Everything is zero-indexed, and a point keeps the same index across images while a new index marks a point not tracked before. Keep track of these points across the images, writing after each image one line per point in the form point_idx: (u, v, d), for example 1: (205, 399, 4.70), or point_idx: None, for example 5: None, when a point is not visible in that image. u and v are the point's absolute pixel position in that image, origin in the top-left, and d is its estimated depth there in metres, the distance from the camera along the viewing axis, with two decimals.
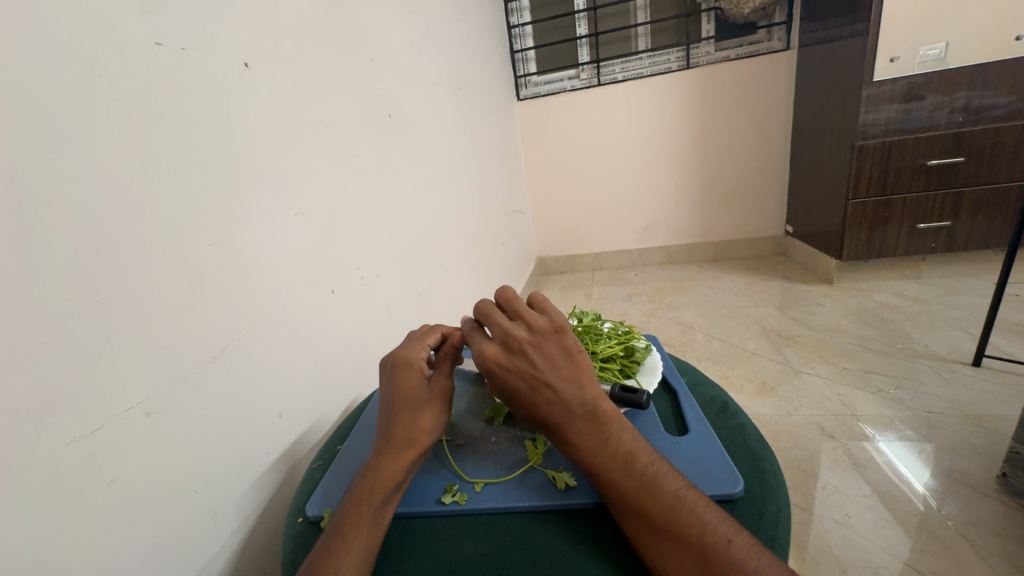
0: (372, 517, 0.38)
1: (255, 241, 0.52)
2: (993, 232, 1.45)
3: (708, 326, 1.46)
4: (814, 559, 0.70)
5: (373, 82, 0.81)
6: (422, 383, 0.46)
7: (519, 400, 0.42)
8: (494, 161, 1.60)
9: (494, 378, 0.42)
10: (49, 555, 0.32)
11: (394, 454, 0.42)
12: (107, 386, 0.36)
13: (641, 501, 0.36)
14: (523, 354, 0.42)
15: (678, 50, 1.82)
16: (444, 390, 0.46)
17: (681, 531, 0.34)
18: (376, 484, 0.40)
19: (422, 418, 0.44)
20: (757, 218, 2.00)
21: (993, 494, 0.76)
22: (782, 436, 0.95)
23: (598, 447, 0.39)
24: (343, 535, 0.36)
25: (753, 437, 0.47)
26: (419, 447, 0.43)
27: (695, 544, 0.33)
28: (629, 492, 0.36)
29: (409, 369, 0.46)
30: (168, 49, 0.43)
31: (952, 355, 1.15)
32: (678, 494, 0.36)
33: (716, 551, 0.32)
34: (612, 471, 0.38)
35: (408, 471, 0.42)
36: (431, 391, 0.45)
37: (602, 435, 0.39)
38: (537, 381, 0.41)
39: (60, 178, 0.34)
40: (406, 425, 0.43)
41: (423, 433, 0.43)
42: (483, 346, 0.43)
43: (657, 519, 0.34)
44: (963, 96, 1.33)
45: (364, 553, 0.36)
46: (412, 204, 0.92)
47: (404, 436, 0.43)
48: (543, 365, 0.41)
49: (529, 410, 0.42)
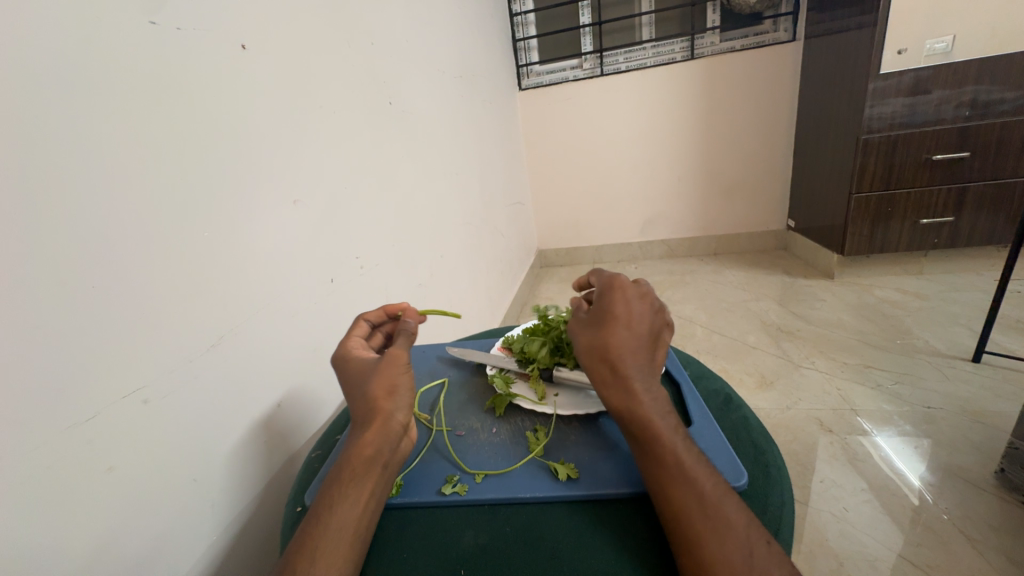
0: (357, 498, 0.38)
1: (254, 226, 0.51)
2: (996, 228, 1.44)
3: (707, 320, 1.46)
4: (811, 552, 0.70)
5: (372, 68, 0.79)
6: (371, 359, 0.45)
7: (609, 322, 0.43)
8: (495, 151, 1.58)
9: (607, 300, 0.45)
10: (46, 543, 0.31)
11: (362, 429, 0.40)
12: (106, 371, 0.35)
13: (695, 479, 0.35)
14: (648, 305, 0.45)
15: (683, 40, 1.79)
16: (398, 358, 0.44)
17: (728, 517, 0.33)
18: (349, 462, 0.39)
19: (378, 383, 0.42)
20: (758, 212, 1.99)
21: (990, 489, 0.77)
22: (781, 429, 0.95)
23: (647, 402, 0.39)
24: (318, 517, 0.36)
25: (757, 431, 0.47)
26: (383, 412, 0.41)
27: (738, 532, 0.33)
28: (686, 464, 0.36)
29: (351, 357, 0.46)
30: (162, 27, 0.42)
31: (952, 351, 1.15)
32: (723, 486, 0.36)
33: (757, 549, 0.32)
34: (673, 442, 0.37)
35: (381, 441, 0.40)
36: (379, 360, 0.44)
37: (660, 404, 0.40)
38: (636, 325, 0.43)
39: (55, 159, 0.33)
40: (363, 399, 0.42)
41: (383, 398, 0.41)
42: (622, 279, 0.47)
43: (709, 502, 0.34)
44: (970, 90, 1.32)
45: (344, 533, 0.36)
46: (412, 193, 0.91)
47: (365, 408, 0.41)
48: (649, 320, 0.44)
49: (610, 335, 0.42)
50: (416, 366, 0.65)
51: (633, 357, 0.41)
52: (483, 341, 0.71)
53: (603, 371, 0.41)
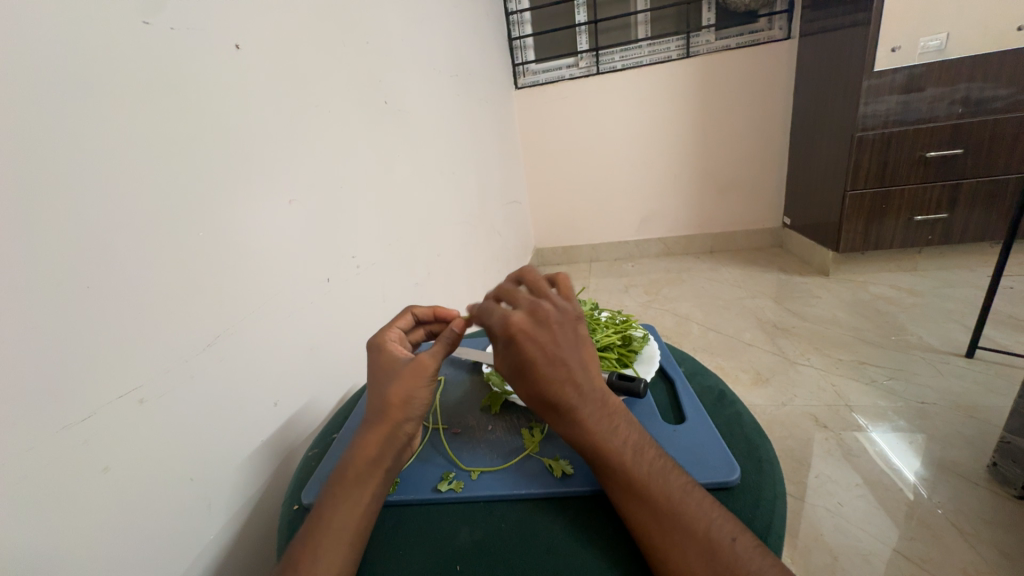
0: (355, 497, 0.38)
1: (250, 226, 0.51)
2: (990, 225, 1.45)
3: (704, 317, 1.47)
4: (806, 547, 0.71)
5: (367, 67, 0.79)
6: (400, 359, 0.44)
7: (529, 373, 0.39)
8: (491, 150, 1.58)
9: (511, 350, 0.40)
10: (42, 544, 0.31)
11: (370, 431, 0.40)
12: (101, 372, 0.36)
13: (653, 491, 0.35)
14: (548, 325, 0.41)
15: (678, 38, 1.80)
16: (425, 367, 0.42)
17: (689, 523, 0.33)
18: (353, 464, 0.39)
19: (398, 388, 0.41)
20: (754, 210, 1.99)
21: (983, 483, 0.77)
22: (777, 426, 0.96)
23: (604, 427, 0.38)
24: (320, 518, 0.36)
25: (751, 426, 0.48)
26: (393, 420, 0.41)
27: (700, 537, 0.33)
28: (634, 475, 0.36)
29: (385, 350, 0.46)
30: (157, 28, 0.42)
31: (946, 347, 1.15)
32: (686, 489, 0.36)
33: (722, 546, 0.32)
34: (620, 452, 0.37)
35: (387, 447, 0.40)
36: (407, 363, 0.42)
37: (610, 422, 0.39)
38: (555, 356, 0.40)
39: (49, 158, 0.33)
40: (378, 400, 0.42)
41: (397, 406, 0.41)
42: (506, 315, 0.41)
43: (663, 509, 0.34)
44: (963, 87, 1.33)
45: (345, 533, 0.36)
46: (408, 192, 0.91)
47: (377, 410, 0.41)
48: (558, 339, 0.41)
49: (543, 384, 0.39)
50: None
51: (575, 393, 0.39)
52: (479, 340, 0.71)
53: (555, 419, 0.40)
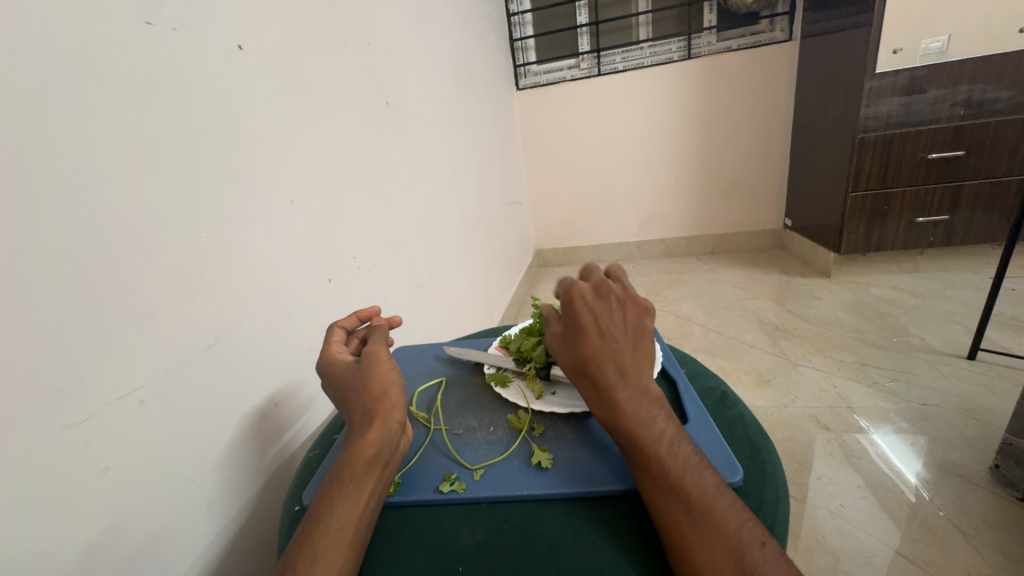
0: (351, 496, 0.37)
1: (250, 226, 0.51)
2: (992, 226, 1.45)
3: (705, 319, 1.46)
4: (807, 549, 0.70)
5: (369, 68, 0.79)
6: (350, 364, 0.45)
7: (580, 340, 0.42)
8: (492, 151, 1.58)
9: (569, 307, 0.43)
10: (40, 546, 0.31)
11: (359, 429, 0.40)
12: (100, 373, 0.35)
13: (684, 486, 0.35)
14: (608, 301, 0.44)
15: (680, 40, 1.80)
16: (383, 357, 0.45)
17: (719, 521, 0.33)
18: (350, 463, 0.39)
19: (373, 384, 0.42)
20: (755, 211, 1.99)
21: (985, 485, 0.77)
22: (778, 427, 0.95)
23: (635, 409, 0.39)
24: (317, 518, 0.36)
25: (754, 428, 0.47)
26: (382, 413, 0.41)
27: (729, 535, 0.32)
28: (670, 471, 0.36)
29: (334, 360, 0.47)
30: (159, 28, 0.42)
31: (948, 348, 1.15)
32: (718, 488, 0.35)
33: (751, 549, 0.32)
34: (656, 448, 0.37)
35: (382, 441, 0.40)
36: (360, 364, 0.44)
37: (647, 409, 0.39)
38: (605, 329, 0.42)
39: (51, 161, 0.33)
40: (360, 399, 0.42)
41: (379, 398, 0.41)
42: (573, 282, 0.45)
43: (697, 507, 0.34)
44: (965, 89, 1.33)
45: (345, 533, 0.36)
46: (409, 193, 0.91)
47: (361, 410, 0.41)
48: (615, 315, 0.43)
49: (588, 352, 0.41)
50: (414, 365, 0.65)
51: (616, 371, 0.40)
52: (481, 341, 0.71)
53: (588, 390, 0.41)
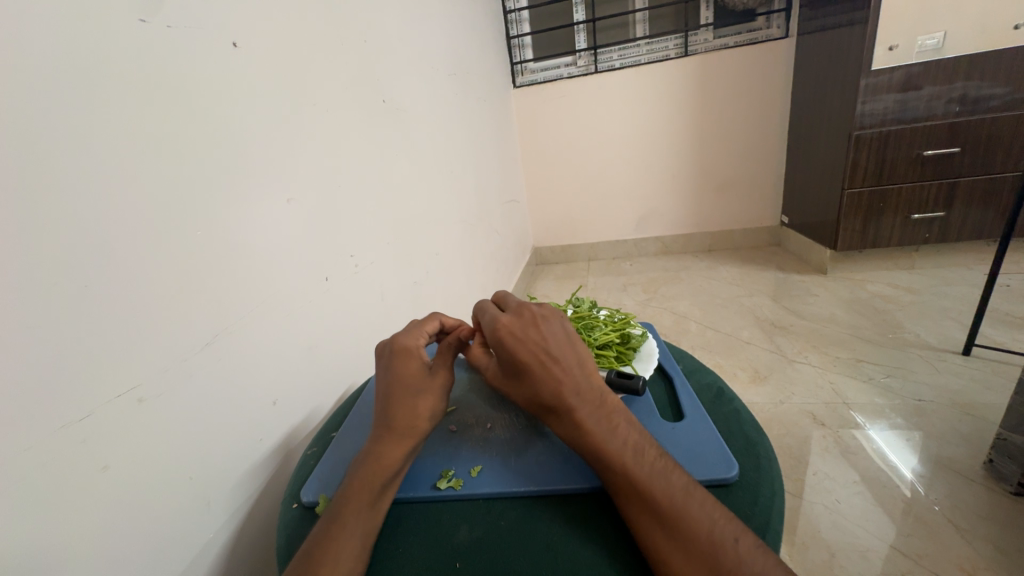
0: (370, 502, 0.39)
1: (247, 226, 0.51)
2: (987, 222, 1.45)
3: (702, 316, 1.47)
4: (803, 544, 0.71)
5: (366, 65, 0.79)
6: (421, 367, 0.46)
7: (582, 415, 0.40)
8: (489, 149, 1.57)
9: (498, 346, 0.44)
10: (42, 545, 0.32)
11: (391, 443, 0.42)
12: (98, 371, 0.35)
13: (653, 494, 0.35)
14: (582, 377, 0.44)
15: (677, 37, 1.79)
16: (443, 380, 0.47)
17: (691, 525, 0.33)
18: (373, 473, 0.40)
19: (422, 405, 0.44)
20: (752, 208, 2.00)
21: (979, 479, 0.78)
22: (774, 424, 0.96)
23: (590, 419, 0.40)
24: (338, 520, 0.37)
25: (749, 423, 0.48)
26: (416, 436, 0.43)
27: (702, 539, 0.33)
28: (638, 479, 0.36)
29: (408, 356, 0.46)
30: (154, 26, 0.42)
31: (942, 344, 1.16)
32: (685, 487, 0.36)
33: (724, 547, 0.32)
34: (623, 458, 0.38)
35: (404, 460, 0.42)
36: (430, 381, 0.46)
37: (608, 423, 0.40)
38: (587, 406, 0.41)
39: (46, 161, 0.33)
40: (405, 412, 0.43)
41: (422, 421, 0.44)
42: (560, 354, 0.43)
43: (668, 511, 0.34)
44: (960, 86, 1.33)
45: (363, 538, 0.37)
46: (406, 190, 0.91)
47: (404, 425, 0.43)
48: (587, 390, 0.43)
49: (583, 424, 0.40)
50: None
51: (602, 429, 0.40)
52: None
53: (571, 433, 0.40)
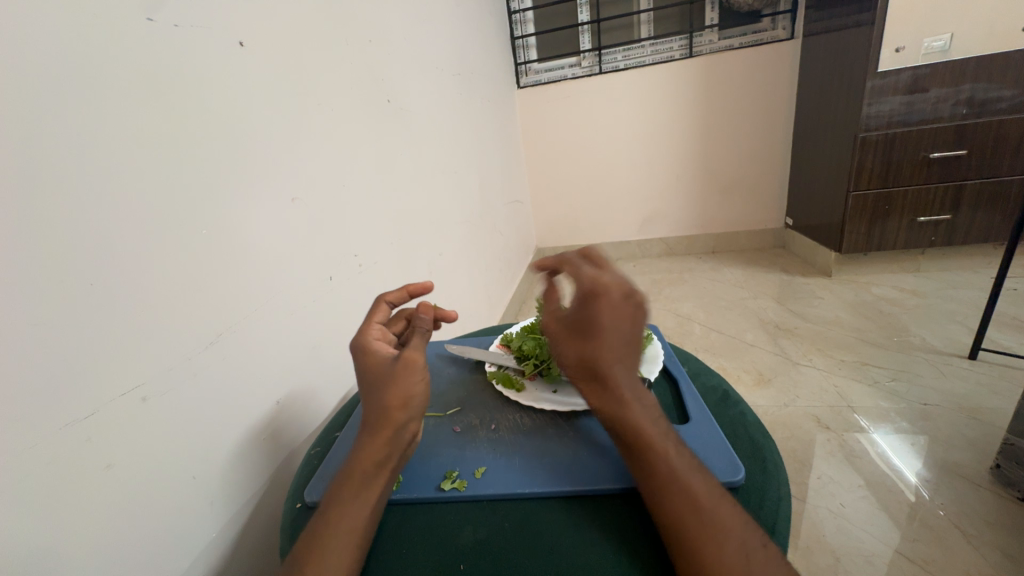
0: (358, 497, 0.37)
1: (252, 225, 0.51)
2: (994, 225, 1.44)
3: (706, 318, 1.46)
4: (808, 548, 0.71)
5: (371, 65, 0.79)
6: (385, 357, 0.43)
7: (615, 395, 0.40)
8: (493, 149, 1.57)
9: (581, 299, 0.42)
10: (48, 542, 0.32)
11: (368, 437, 0.39)
12: (103, 370, 0.35)
13: (689, 488, 0.35)
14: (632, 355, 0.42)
15: (681, 38, 1.79)
16: (412, 363, 0.41)
17: (722, 522, 0.33)
18: (354, 470, 0.38)
19: (395, 391, 0.40)
20: (757, 210, 1.99)
21: (986, 485, 0.77)
22: (778, 427, 0.95)
23: (634, 404, 0.39)
24: (323, 519, 0.36)
25: (755, 426, 0.47)
26: (395, 424, 0.40)
27: (734, 536, 0.32)
28: (677, 470, 0.36)
29: (369, 351, 0.44)
30: (160, 25, 0.42)
31: (948, 348, 1.15)
32: (715, 487, 0.36)
33: (753, 548, 0.32)
34: (664, 447, 0.37)
35: (391, 449, 0.39)
36: (391, 366, 0.42)
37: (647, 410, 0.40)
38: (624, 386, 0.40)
39: (52, 161, 0.33)
40: (377, 404, 0.40)
41: (397, 408, 0.40)
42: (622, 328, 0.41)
43: (702, 502, 0.34)
44: (967, 88, 1.32)
45: (351, 536, 0.36)
46: (411, 190, 0.91)
47: (377, 415, 0.40)
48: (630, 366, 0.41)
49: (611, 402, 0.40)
50: None
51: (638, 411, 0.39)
52: (481, 339, 0.71)
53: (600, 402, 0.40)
